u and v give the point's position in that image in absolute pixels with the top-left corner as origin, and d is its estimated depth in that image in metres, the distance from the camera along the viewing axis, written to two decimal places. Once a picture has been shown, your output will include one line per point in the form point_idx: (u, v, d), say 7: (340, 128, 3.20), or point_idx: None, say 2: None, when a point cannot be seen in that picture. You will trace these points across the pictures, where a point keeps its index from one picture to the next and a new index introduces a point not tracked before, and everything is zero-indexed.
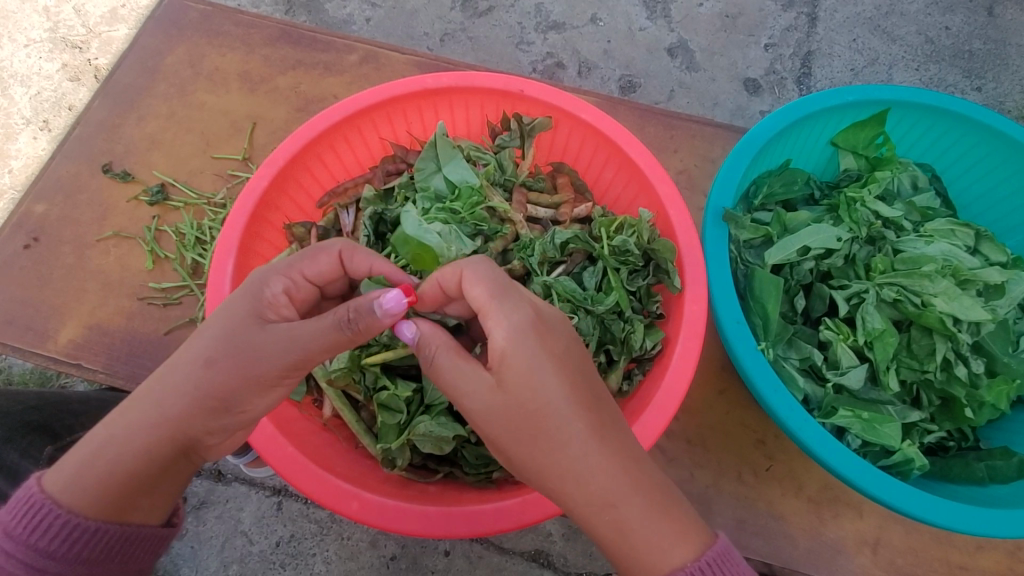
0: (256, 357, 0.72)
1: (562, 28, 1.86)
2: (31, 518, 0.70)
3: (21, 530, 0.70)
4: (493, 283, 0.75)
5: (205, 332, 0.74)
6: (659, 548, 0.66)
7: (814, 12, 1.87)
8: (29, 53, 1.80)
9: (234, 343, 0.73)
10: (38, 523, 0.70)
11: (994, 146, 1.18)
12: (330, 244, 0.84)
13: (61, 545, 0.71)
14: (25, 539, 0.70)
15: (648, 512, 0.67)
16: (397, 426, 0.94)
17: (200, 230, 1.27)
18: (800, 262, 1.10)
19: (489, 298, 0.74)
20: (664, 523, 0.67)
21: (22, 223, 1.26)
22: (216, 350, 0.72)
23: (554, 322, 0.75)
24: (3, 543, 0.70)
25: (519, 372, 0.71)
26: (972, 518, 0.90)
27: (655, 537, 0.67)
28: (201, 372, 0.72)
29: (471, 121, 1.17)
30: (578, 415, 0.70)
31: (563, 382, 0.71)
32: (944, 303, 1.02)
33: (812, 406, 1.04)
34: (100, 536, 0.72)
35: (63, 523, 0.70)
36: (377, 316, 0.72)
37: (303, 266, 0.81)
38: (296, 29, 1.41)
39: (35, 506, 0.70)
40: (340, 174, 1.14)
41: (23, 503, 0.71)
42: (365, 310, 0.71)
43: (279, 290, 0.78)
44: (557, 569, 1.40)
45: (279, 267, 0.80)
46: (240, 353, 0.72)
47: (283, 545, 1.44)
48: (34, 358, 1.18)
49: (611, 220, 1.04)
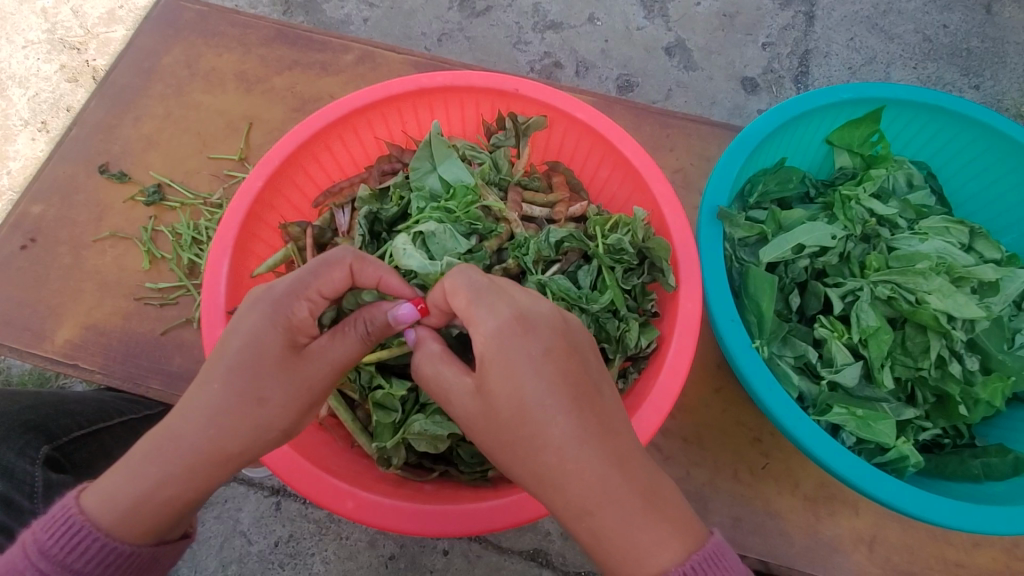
0: (306, 386, 0.75)
1: (559, 28, 1.86)
2: (67, 538, 0.70)
3: (56, 550, 0.70)
4: (473, 287, 0.73)
5: (228, 359, 0.72)
6: (648, 551, 0.65)
7: (811, 11, 1.87)
8: (27, 55, 1.80)
9: (277, 375, 0.73)
10: (75, 545, 0.70)
11: (989, 143, 1.18)
12: (339, 256, 0.78)
13: (96, 567, 0.71)
14: (61, 559, 0.70)
15: (637, 515, 0.66)
16: (392, 425, 0.95)
17: (196, 230, 1.27)
18: (795, 260, 1.10)
19: (468, 307, 0.72)
20: (658, 525, 0.66)
21: (19, 223, 1.26)
22: (266, 388, 0.73)
23: (540, 316, 0.73)
24: (38, 562, 0.70)
25: (507, 370, 0.69)
26: (967, 515, 0.89)
27: (643, 538, 0.65)
28: (254, 409, 0.72)
29: (467, 120, 1.17)
30: (568, 413, 0.68)
31: (551, 383, 0.69)
32: (939, 300, 1.02)
33: (807, 403, 1.04)
34: (132, 559, 0.72)
35: (101, 546, 0.70)
36: (390, 323, 0.78)
37: (318, 285, 0.77)
38: (292, 30, 1.42)
39: (70, 526, 0.70)
40: (336, 174, 1.14)
41: (59, 522, 0.71)
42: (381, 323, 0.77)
43: (304, 313, 0.76)
44: (555, 569, 1.40)
45: (296, 288, 0.75)
46: (293, 385, 0.74)
47: (281, 545, 1.44)
48: (32, 358, 1.18)
49: (606, 219, 1.04)
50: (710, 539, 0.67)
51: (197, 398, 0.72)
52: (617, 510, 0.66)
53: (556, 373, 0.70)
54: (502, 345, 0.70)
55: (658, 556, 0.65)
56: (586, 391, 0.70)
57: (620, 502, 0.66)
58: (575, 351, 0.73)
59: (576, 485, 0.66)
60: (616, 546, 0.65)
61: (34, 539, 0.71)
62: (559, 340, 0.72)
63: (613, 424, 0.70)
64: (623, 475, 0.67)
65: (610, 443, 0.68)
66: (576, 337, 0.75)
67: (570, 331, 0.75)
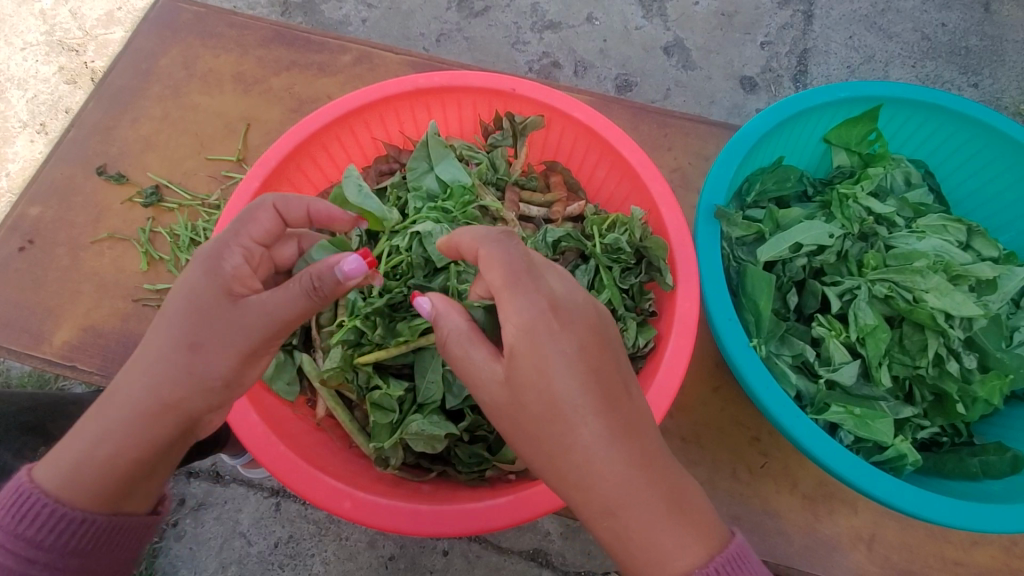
0: (239, 334, 0.73)
1: (557, 27, 1.86)
2: (18, 507, 0.71)
3: (9, 519, 0.70)
4: (510, 265, 0.72)
5: (172, 312, 0.73)
6: (670, 553, 0.65)
7: (810, 10, 1.87)
8: (25, 57, 1.81)
9: (217, 329, 0.73)
10: (25, 513, 0.70)
11: (987, 141, 1.18)
12: (262, 200, 0.82)
13: (49, 535, 0.71)
14: (13, 528, 0.70)
15: (661, 517, 0.66)
16: (390, 425, 0.95)
17: (194, 231, 1.26)
18: (792, 259, 1.10)
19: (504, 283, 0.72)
20: (680, 527, 0.66)
21: (17, 225, 1.26)
22: (198, 334, 0.73)
23: (577, 307, 0.72)
24: None
25: (536, 360, 0.69)
26: (963, 514, 0.89)
27: (660, 540, 0.65)
28: (188, 356, 0.72)
29: (464, 120, 1.17)
30: (600, 410, 0.68)
31: (578, 378, 0.69)
32: (936, 298, 1.02)
33: (805, 402, 1.04)
34: (86, 527, 0.71)
35: (50, 512, 0.70)
36: (339, 281, 0.74)
37: (248, 231, 0.79)
38: (290, 31, 1.42)
39: (23, 497, 0.71)
40: (333, 173, 1.14)
41: (14, 494, 0.72)
42: (328, 277, 0.73)
43: (238, 262, 0.76)
44: (555, 569, 1.40)
45: (228, 239, 0.78)
46: (228, 333, 0.73)
47: (281, 545, 1.44)
48: (31, 360, 1.18)
49: (603, 218, 1.05)
50: (732, 542, 0.68)
51: (145, 349, 0.74)
52: (629, 513, 0.66)
53: (586, 368, 0.69)
54: (535, 335, 0.69)
55: (679, 558, 0.65)
56: (619, 388, 0.70)
57: (632, 504, 0.66)
58: (609, 346, 0.73)
59: (591, 483, 0.67)
60: (633, 544, 0.66)
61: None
62: (592, 333, 0.71)
63: (641, 422, 0.70)
64: (645, 475, 0.67)
65: (642, 440, 0.68)
66: (610, 330, 0.74)
67: (604, 323, 0.74)
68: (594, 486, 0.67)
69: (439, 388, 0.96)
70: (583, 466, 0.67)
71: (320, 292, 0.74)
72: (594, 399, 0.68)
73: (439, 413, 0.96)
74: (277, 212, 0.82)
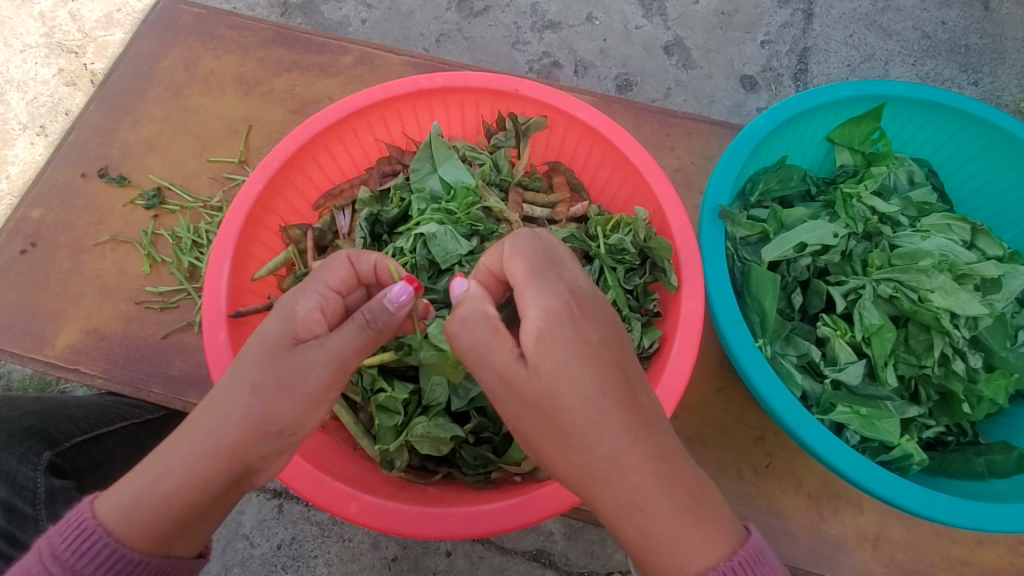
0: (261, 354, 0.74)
1: (558, 27, 1.86)
2: (79, 542, 0.68)
3: (67, 554, 0.68)
4: (532, 258, 0.74)
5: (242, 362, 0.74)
6: (684, 554, 0.66)
7: (810, 9, 1.87)
8: (24, 59, 1.80)
9: (272, 365, 0.73)
10: (85, 549, 0.68)
11: (991, 138, 1.17)
12: (336, 253, 0.85)
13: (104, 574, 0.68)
14: (70, 564, 0.68)
15: (677, 518, 0.66)
16: (395, 427, 0.94)
17: (196, 234, 1.27)
18: (798, 259, 1.10)
19: (527, 276, 0.72)
20: (695, 529, 0.66)
21: (18, 228, 1.26)
22: (262, 377, 0.72)
23: (592, 306, 0.73)
24: (50, 566, 0.68)
25: (545, 364, 0.68)
26: (972, 514, 0.89)
27: (683, 552, 0.66)
28: (249, 399, 0.71)
29: (467, 120, 1.17)
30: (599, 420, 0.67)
31: (594, 376, 0.68)
32: (942, 298, 1.02)
33: (811, 402, 1.04)
34: (142, 568, 0.68)
35: (110, 552, 0.68)
36: (390, 311, 0.75)
37: (325, 278, 0.81)
38: (290, 32, 1.41)
39: (85, 534, 0.68)
40: (336, 175, 1.14)
41: (73, 526, 0.69)
42: (379, 309, 0.75)
43: (310, 307, 0.78)
44: (558, 569, 1.41)
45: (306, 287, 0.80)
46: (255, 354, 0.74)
47: (284, 548, 1.44)
48: (33, 363, 1.18)
49: (607, 219, 1.04)
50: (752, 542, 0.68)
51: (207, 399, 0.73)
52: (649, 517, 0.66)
53: (587, 375, 0.68)
54: (546, 337, 0.68)
55: (694, 557, 0.65)
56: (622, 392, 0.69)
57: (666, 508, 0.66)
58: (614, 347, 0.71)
59: (615, 480, 0.67)
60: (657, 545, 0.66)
61: (50, 540, 0.69)
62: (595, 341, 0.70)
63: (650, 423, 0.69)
64: (654, 478, 0.66)
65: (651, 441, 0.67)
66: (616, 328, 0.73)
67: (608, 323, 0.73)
68: (626, 492, 0.66)
69: (444, 392, 0.95)
70: (611, 460, 0.67)
71: (373, 323, 0.75)
72: (607, 399, 0.68)
73: (445, 415, 0.96)
74: (350, 263, 0.83)
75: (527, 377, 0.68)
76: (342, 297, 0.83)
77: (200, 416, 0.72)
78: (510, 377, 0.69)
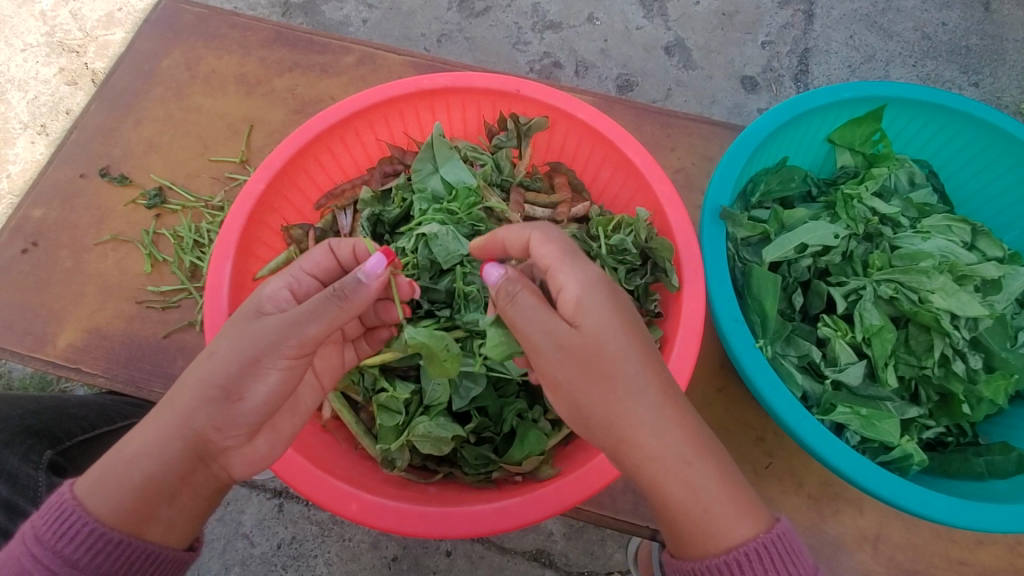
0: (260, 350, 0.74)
1: (559, 28, 1.86)
2: (59, 524, 0.70)
3: (49, 535, 0.69)
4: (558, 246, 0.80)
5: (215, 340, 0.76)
6: (717, 528, 0.71)
7: (811, 10, 1.87)
8: (25, 58, 1.80)
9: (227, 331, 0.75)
10: (66, 530, 0.69)
11: (992, 139, 1.17)
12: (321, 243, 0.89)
13: (85, 555, 0.69)
14: (53, 546, 0.69)
15: (710, 495, 0.72)
16: (396, 427, 0.95)
17: (198, 233, 1.28)
18: (798, 260, 1.10)
19: (559, 256, 0.78)
20: (726, 505, 0.72)
21: (20, 227, 1.26)
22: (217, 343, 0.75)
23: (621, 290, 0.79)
24: (33, 548, 0.69)
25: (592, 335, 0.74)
26: (973, 514, 0.89)
27: (721, 525, 0.71)
28: (203, 362, 0.74)
29: (468, 120, 1.17)
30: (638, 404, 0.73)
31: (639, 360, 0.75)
32: (942, 298, 1.03)
33: (811, 403, 1.05)
34: (122, 549, 0.69)
35: (90, 530, 0.69)
36: (362, 282, 0.76)
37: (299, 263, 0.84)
38: (292, 32, 1.41)
39: (65, 515, 0.70)
40: (338, 175, 1.14)
41: (53, 509, 0.70)
42: (351, 282, 0.75)
43: (279, 286, 0.80)
44: (558, 569, 1.41)
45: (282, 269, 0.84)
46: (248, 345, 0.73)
47: (284, 547, 1.44)
48: (33, 362, 1.18)
49: (609, 219, 1.04)
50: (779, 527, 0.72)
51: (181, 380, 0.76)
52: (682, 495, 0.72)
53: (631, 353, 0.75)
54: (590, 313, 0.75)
55: (726, 530, 0.71)
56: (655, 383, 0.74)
57: (712, 483, 0.72)
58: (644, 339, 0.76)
59: (656, 453, 0.72)
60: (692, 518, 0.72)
61: (32, 526, 0.70)
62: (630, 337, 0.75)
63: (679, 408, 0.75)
64: (686, 459, 0.72)
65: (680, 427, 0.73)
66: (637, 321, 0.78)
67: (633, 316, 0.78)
68: (663, 465, 0.72)
69: (445, 392, 0.95)
70: (648, 437, 0.72)
71: (342, 291, 0.75)
72: (647, 368, 0.75)
73: (446, 415, 0.96)
74: (331, 250, 0.87)
75: (569, 334, 0.74)
76: (322, 285, 0.86)
77: (171, 400, 0.74)
78: (552, 335, 0.74)
